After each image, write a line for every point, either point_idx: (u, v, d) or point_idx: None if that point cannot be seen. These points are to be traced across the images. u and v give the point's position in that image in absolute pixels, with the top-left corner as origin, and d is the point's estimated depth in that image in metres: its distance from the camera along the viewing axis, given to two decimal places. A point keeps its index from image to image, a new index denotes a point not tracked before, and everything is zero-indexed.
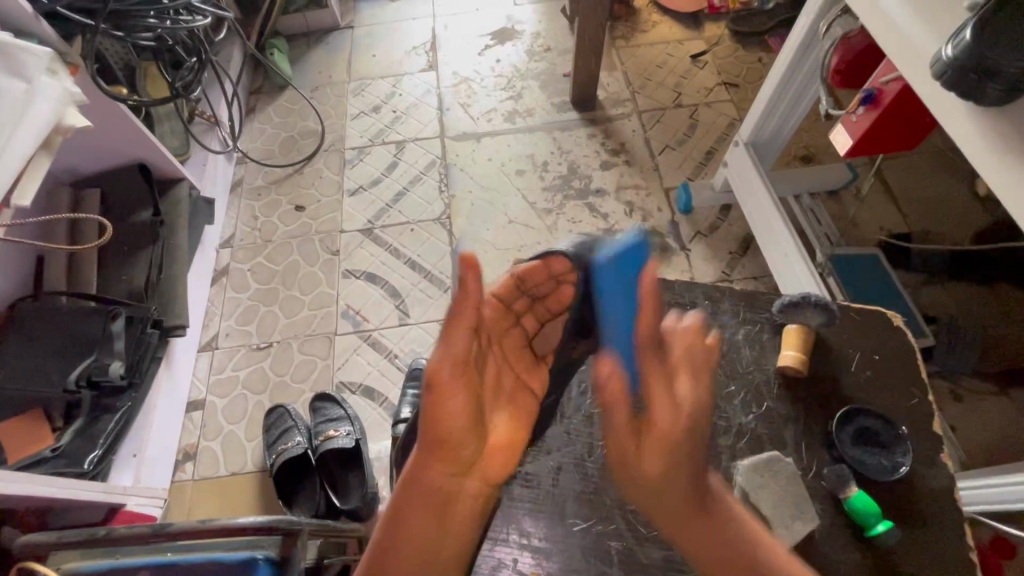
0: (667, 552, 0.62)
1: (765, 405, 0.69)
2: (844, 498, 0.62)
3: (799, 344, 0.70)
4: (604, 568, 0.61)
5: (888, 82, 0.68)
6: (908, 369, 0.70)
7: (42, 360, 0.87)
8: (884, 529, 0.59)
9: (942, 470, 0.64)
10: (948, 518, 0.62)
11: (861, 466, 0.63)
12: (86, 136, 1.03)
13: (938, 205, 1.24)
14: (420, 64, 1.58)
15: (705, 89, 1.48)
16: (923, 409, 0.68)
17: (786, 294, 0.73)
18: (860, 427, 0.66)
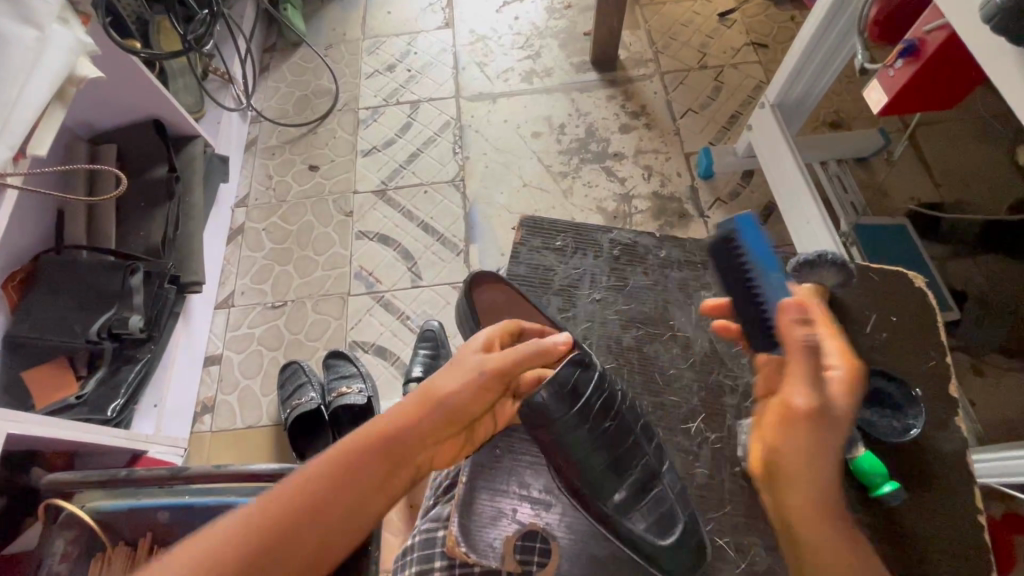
0: None
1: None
2: (851, 459, 0.59)
3: (813, 303, 0.67)
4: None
5: (932, 31, 0.63)
6: (926, 332, 0.68)
7: (66, 312, 0.89)
8: (891, 489, 0.58)
9: (954, 434, 0.63)
10: (957, 482, 0.61)
11: (870, 428, 0.62)
12: (101, 91, 1.03)
13: (975, 173, 1.18)
14: (436, 21, 1.53)
15: (732, 49, 1.42)
16: (940, 373, 0.66)
17: (799, 252, 0.68)
18: (873, 390, 0.64)
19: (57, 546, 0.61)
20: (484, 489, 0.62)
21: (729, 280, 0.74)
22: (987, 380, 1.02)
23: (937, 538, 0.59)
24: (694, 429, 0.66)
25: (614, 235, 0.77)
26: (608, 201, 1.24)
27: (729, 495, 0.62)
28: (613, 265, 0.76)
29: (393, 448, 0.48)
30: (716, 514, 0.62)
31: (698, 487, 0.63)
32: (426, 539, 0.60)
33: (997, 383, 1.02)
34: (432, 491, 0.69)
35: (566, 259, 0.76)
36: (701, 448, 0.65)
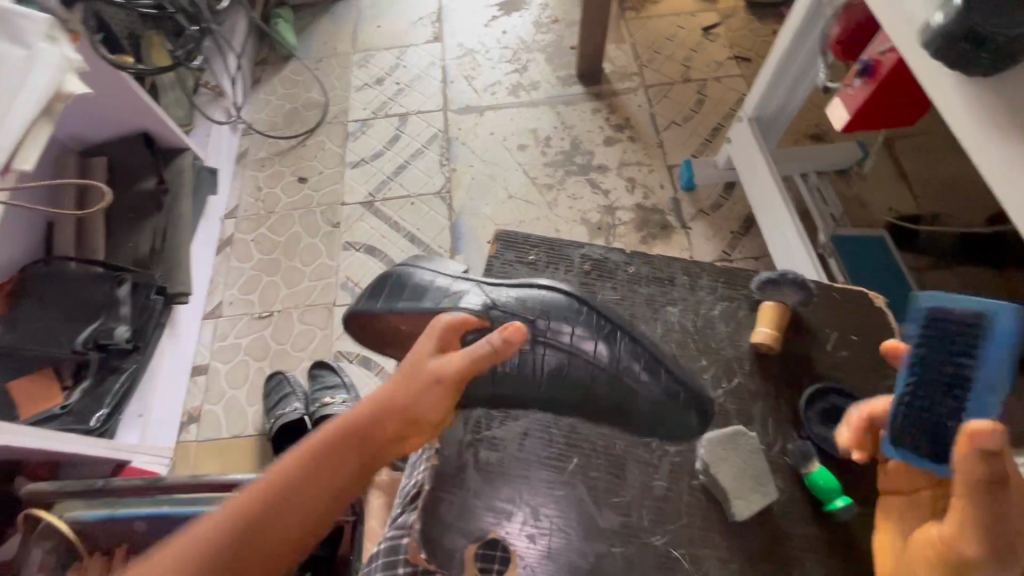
0: (625, 517, 0.62)
1: (735, 380, 0.69)
2: (805, 473, 0.62)
3: (774, 321, 0.69)
4: (565, 536, 0.61)
5: (885, 53, 0.65)
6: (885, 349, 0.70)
7: (51, 322, 0.91)
8: (842, 504, 0.60)
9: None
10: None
11: (825, 444, 0.64)
12: (92, 106, 1.05)
13: (951, 186, 1.20)
14: (425, 35, 1.55)
15: (714, 63, 1.44)
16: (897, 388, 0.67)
17: (764, 271, 0.71)
18: (827, 407, 0.66)
19: (34, 557, 0.62)
20: (449, 497, 0.62)
21: (694, 296, 0.75)
22: None
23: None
24: (656, 443, 0.66)
25: (585, 250, 0.78)
26: (592, 213, 1.25)
27: (687, 507, 0.63)
28: (583, 280, 0.76)
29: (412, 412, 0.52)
30: (675, 525, 0.62)
31: (662, 497, 0.64)
32: (392, 546, 0.61)
33: None
34: (399, 501, 0.68)
35: (537, 273, 0.76)
36: (661, 460, 0.65)
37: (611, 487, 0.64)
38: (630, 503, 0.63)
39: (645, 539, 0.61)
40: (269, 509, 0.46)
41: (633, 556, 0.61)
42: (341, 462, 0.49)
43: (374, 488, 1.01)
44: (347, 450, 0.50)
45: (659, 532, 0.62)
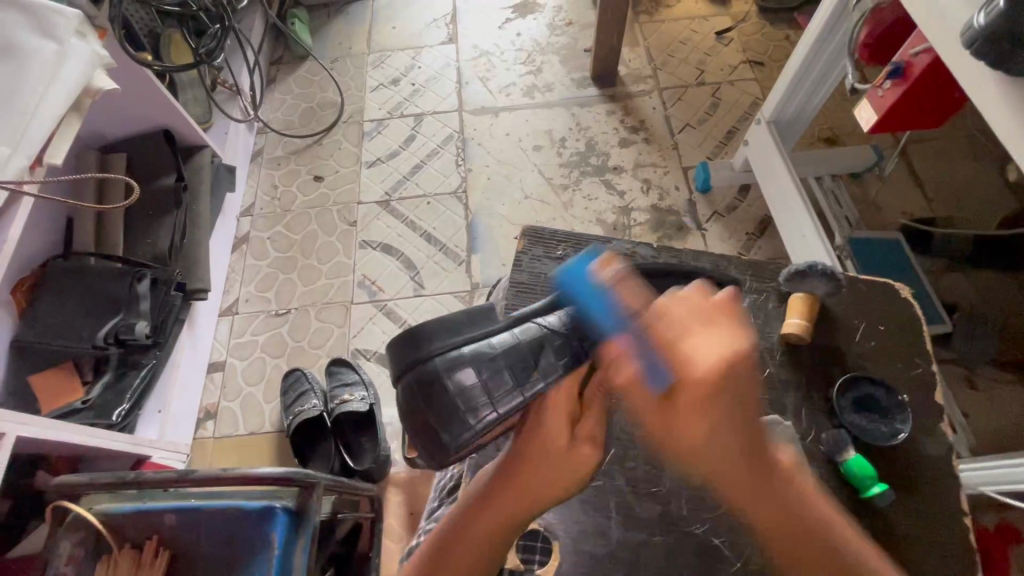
0: (664, 506, 0.62)
1: (767, 371, 0.68)
2: (840, 461, 0.61)
3: (804, 312, 0.68)
4: (603, 521, 0.62)
5: (918, 54, 0.66)
6: (912, 339, 0.70)
7: (73, 318, 0.91)
8: (879, 491, 0.59)
9: (940, 438, 0.64)
10: (946, 487, 0.62)
11: (861, 432, 0.63)
12: (113, 102, 1.05)
13: (966, 189, 1.21)
14: (440, 36, 1.56)
15: (728, 66, 1.45)
16: (924, 378, 0.67)
17: (792, 263, 0.71)
18: (861, 395, 0.65)
19: (64, 548, 0.62)
20: None
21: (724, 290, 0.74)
22: (980, 392, 1.04)
23: (931, 539, 0.60)
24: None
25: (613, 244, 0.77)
26: (608, 213, 1.26)
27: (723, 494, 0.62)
28: None
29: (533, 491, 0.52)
30: (714, 514, 0.61)
31: (698, 488, 0.63)
32: None
33: (987, 396, 1.03)
34: (435, 496, 0.71)
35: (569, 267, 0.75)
36: None
37: (648, 478, 0.64)
38: (669, 492, 0.63)
39: (685, 528, 0.61)
40: (465, 556, 0.50)
41: (672, 545, 0.61)
42: (496, 500, 0.51)
43: (392, 485, 1.01)
44: (501, 489, 0.51)
45: (699, 521, 0.61)
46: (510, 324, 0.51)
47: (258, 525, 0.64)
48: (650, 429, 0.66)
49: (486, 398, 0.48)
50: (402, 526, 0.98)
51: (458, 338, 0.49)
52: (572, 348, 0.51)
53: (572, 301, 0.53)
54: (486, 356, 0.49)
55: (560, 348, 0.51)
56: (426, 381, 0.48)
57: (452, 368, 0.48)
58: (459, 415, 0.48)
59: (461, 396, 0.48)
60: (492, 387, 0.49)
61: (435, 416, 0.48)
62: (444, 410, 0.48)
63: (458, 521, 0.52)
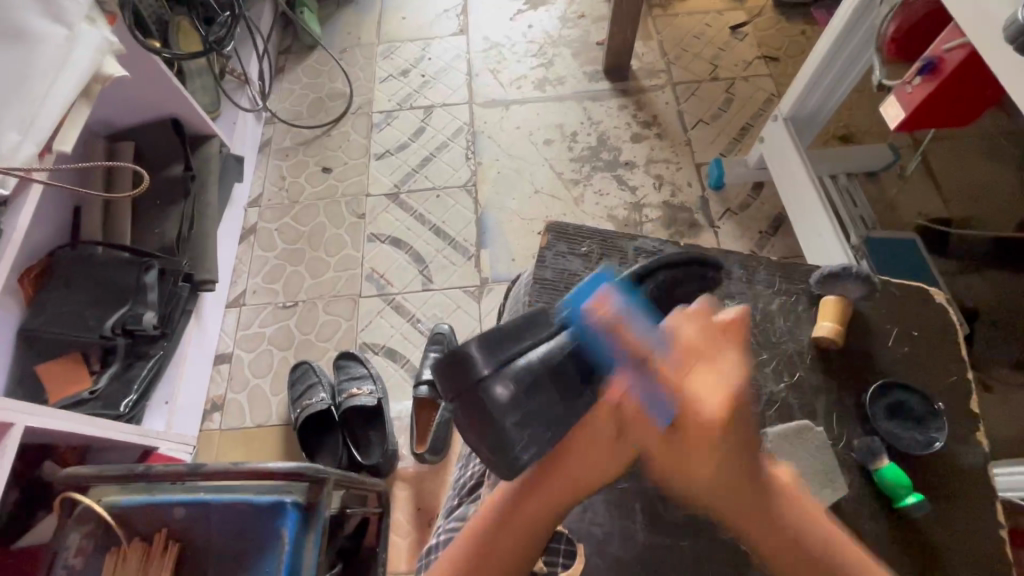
0: (688, 513, 0.61)
1: (797, 375, 0.64)
2: (874, 470, 0.58)
3: (837, 316, 0.65)
4: (628, 525, 0.60)
5: (952, 50, 0.65)
6: (949, 347, 0.65)
7: (80, 307, 0.90)
8: (914, 501, 0.56)
9: (981, 449, 0.60)
10: (982, 499, 0.58)
11: (895, 440, 0.59)
12: (122, 90, 1.04)
13: (983, 190, 1.19)
14: (450, 28, 1.54)
15: (743, 62, 1.43)
16: (962, 387, 0.63)
17: (824, 265, 0.67)
18: (895, 402, 0.61)
19: (73, 540, 0.62)
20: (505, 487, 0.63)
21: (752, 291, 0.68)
22: (996, 396, 1.02)
23: (969, 556, 0.57)
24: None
25: (641, 243, 0.73)
26: (619, 209, 1.25)
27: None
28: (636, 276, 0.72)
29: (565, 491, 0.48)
30: None
31: None
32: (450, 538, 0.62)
33: (1003, 399, 1.02)
34: (453, 493, 0.69)
35: (592, 266, 0.72)
36: None
37: None
38: None
39: (710, 535, 0.60)
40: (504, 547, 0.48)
41: (700, 552, 0.59)
42: (534, 495, 0.48)
43: (400, 480, 1.00)
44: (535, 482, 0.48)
45: (724, 528, 0.60)
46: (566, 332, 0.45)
47: (268, 520, 0.64)
48: None
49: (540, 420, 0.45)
50: (409, 520, 0.98)
51: (517, 347, 0.42)
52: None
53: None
54: (548, 374, 0.43)
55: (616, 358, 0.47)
56: (484, 410, 0.40)
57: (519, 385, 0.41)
58: (513, 441, 0.43)
59: (519, 418, 0.42)
60: (553, 401, 0.45)
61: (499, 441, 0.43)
62: (505, 436, 0.43)
63: (496, 518, 0.49)
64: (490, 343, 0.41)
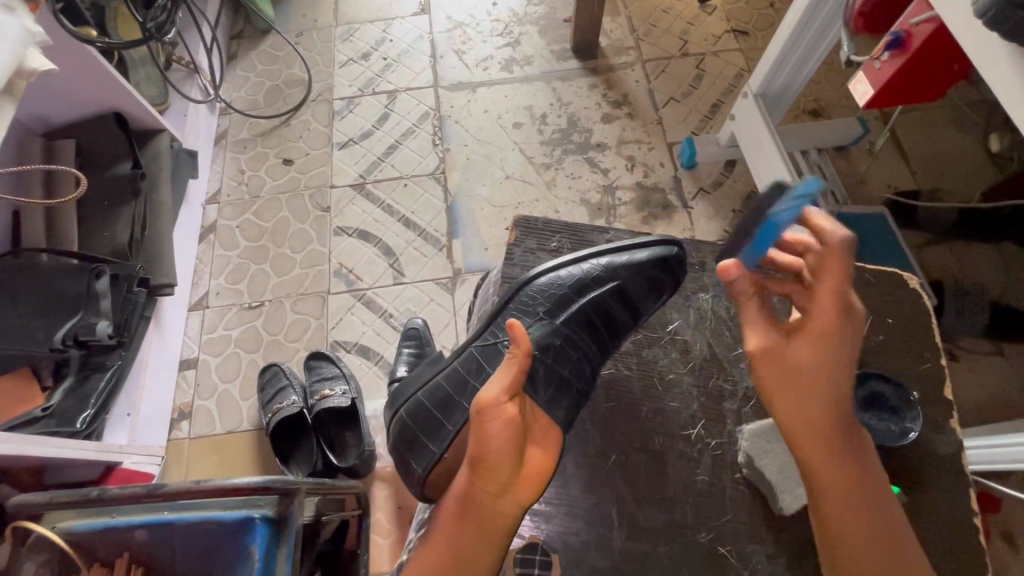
0: (669, 514, 0.60)
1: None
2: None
3: None
4: (605, 532, 0.60)
5: (918, 24, 0.63)
6: (924, 331, 0.65)
7: (26, 320, 0.84)
8: None
9: (953, 436, 0.60)
10: (955, 485, 0.58)
11: (869, 432, 0.58)
12: (56, 85, 0.96)
13: (949, 162, 1.20)
14: (412, 6, 1.48)
15: (713, 36, 1.40)
16: (936, 374, 0.63)
17: None
18: (869, 393, 0.60)
19: (27, 570, 0.59)
20: None
21: None
22: (961, 365, 1.05)
23: (946, 542, 0.57)
24: (696, 436, 0.64)
25: (610, 236, 0.73)
26: (592, 193, 1.22)
27: (731, 500, 0.61)
28: None
29: (480, 474, 0.47)
30: (719, 521, 0.60)
31: (701, 494, 0.61)
32: None
33: (969, 367, 1.04)
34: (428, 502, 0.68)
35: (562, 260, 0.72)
36: (703, 455, 0.63)
37: (654, 483, 0.61)
38: (673, 497, 0.61)
39: (691, 536, 0.60)
40: (449, 533, 0.48)
41: (677, 554, 0.59)
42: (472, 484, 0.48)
43: (378, 480, 0.99)
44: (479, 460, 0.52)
45: (704, 528, 0.60)
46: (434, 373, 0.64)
47: (237, 539, 0.61)
48: (649, 429, 0.64)
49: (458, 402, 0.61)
50: (389, 520, 0.97)
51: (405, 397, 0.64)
52: (497, 356, 0.63)
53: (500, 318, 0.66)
54: (438, 391, 0.62)
55: (484, 354, 0.63)
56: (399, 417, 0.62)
57: (418, 414, 0.61)
58: (427, 436, 0.60)
59: (435, 412, 0.61)
60: (439, 407, 0.61)
61: (415, 441, 0.60)
62: (419, 434, 0.60)
63: (454, 517, 0.48)
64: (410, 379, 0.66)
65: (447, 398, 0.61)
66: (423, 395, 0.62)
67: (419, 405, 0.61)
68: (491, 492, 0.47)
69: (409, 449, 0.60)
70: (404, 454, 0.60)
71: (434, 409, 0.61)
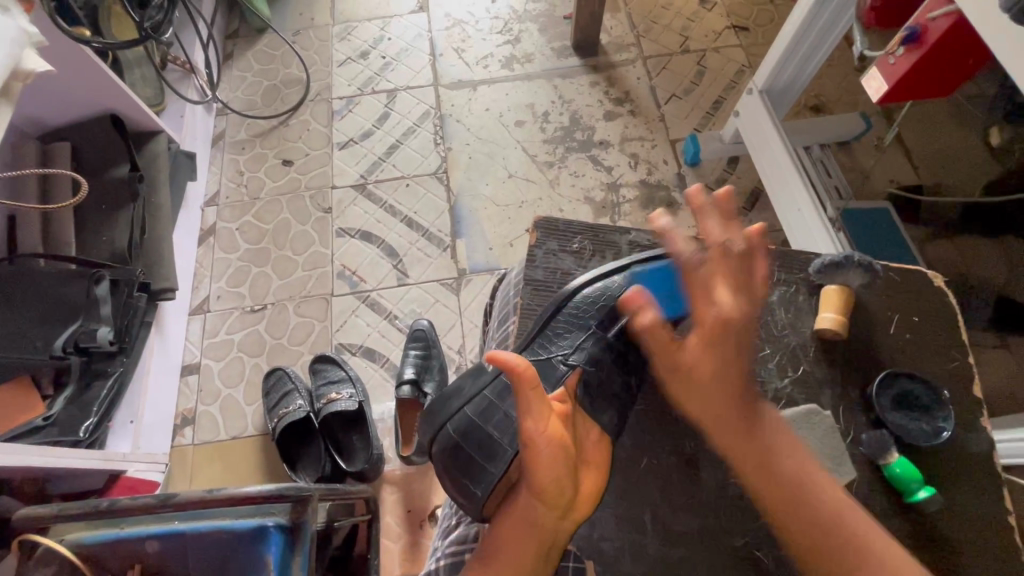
0: (701, 519, 0.58)
1: (801, 369, 0.62)
2: (885, 465, 0.57)
3: (839, 305, 0.62)
4: (638, 538, 0.58)
5: (936, 18, 0.63)
6: (950, 329, 0.64)
7: (23, 327, 0.82)
8: (926, 495, 0.56)
9: (982, 435, 0.60)
10: (984, 482, 0.58)
11: (902, 433, 0.58)
12: (50, 85, 0.94)
13: (951, 157, 1.20)
14: (410, 4, 1.46)
15: (714, 32, 1.40)
16: (963, 372, 0.62)
17: (825, 254, 0.65)
18: (900, 392, 0.60)
19: None
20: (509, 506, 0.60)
21: None
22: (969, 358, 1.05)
23: (977, 540, 0.57)
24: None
25: (634, 236, 0.70)
26: (596, 191, 1.22)
27: None
28: None
29: (543, 501, 0.48)
30: (754, 527, 0.58)
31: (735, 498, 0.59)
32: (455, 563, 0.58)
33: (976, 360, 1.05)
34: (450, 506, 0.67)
35: (585, 263, 0.68)
36: None
37: (686, 487, 0.59)
38: (707, 502, 0.59)
39: (725, 542, 0.58)
40: (502, 555, 0.48)
41: (710, 559, 0.57)
42: (529, 508, 0.49)
43: (388, 484, 0.98)
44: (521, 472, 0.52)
45: (739, 534, 0.58)
46: (481, 388, 0.57)
47: (251, 547, 0.60)
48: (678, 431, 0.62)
49: (510, 419, 0.55)
50: (399, 525, 0.96)
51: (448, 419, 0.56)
52: (554, 372, 0.60)
53: (547, 330, 0.61)
54: (490, 409, 0.56)
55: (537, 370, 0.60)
56: (447, 437, 0.55)
57: (473, 439, 0.55)
58: (485, 461, 0.54)
59: (490, 433, 0.55)
60: (495, 428, 0.55)
61: (469, 464, 0.54)
62: (474, 456, 0.54)
63: (506, 541, 0.49)
64: (449, 391, 0.58)
65: (503, 419, 0.55)
66: (473, 417, 0.56)
67: (470, 431, 0.55)
68: (553, 515, 0.49)
69: (462, 473, 0.54)
70: (456, 478, 0.54)
71: (489, 431, 0.55)
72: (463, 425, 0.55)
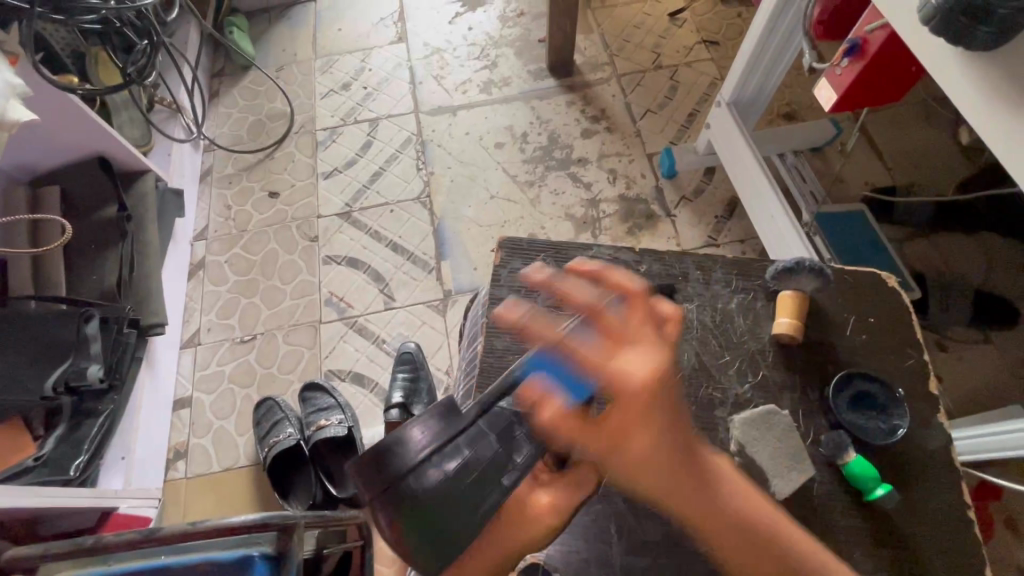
0: (666, 527, 0.59)
1: (761, 374, 0.64)
2: (842, 464, 0.58)
3: (793, 310, 0.64)
4: (606, 549, 0.58)
5: (874, 31, 0.66)
6: (906, 328, 0.65)
7: (13, 369, 0.82)
8: (882, 492, 0.56)
9: (941, 430, 0.61)
10: (947, 477, 0.59)
11: (858, 431, 0.59)
12: (37, 130, 0.96)
13: (920, 157, 1.23)
14: (389, 35, 1.50)
15: (684, 48, 1.44)
16: (921, 369, 0.63)
17: (778, 259, 0.67)
18: (857, 393, 0.61)
19: None
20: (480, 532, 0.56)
21: (709, 292, 0.67)
22: (951, 354, 1.06)
23: (942, 536, 0.57)
24: None
25: (596, 251, 0.71)
26: (576, 207, 1.24)
27: None
28: None
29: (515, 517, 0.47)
30: None
31: None
32: None
33: (957, 356, 1.06)
34: None
35: None
36: None
37: None
38: None
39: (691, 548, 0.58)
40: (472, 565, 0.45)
41: (679, 566, 0.58)
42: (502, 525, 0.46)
43: None
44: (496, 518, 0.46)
45: None
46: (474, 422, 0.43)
47: None
48: None
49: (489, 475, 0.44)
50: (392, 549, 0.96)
51: (410, 471, 0.40)
52: None
53: None
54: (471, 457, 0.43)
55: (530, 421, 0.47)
56: (410, 495, 0.40)
57: (442, 497, 0.41)
58: (449, 522, 0.42)
59: (458, 489, 0.42)
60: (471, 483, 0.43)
61: (432, 524, 0.41)
62: (437, 522, 0.41)
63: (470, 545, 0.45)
64: (416, 425, 0.41)
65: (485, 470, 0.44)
66: (449, 465, 0.42)
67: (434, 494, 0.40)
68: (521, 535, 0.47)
69: (426, 543, 0.42)
70: (414, 546, 0.41)
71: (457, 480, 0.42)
72: (434, 482, 0.40)
